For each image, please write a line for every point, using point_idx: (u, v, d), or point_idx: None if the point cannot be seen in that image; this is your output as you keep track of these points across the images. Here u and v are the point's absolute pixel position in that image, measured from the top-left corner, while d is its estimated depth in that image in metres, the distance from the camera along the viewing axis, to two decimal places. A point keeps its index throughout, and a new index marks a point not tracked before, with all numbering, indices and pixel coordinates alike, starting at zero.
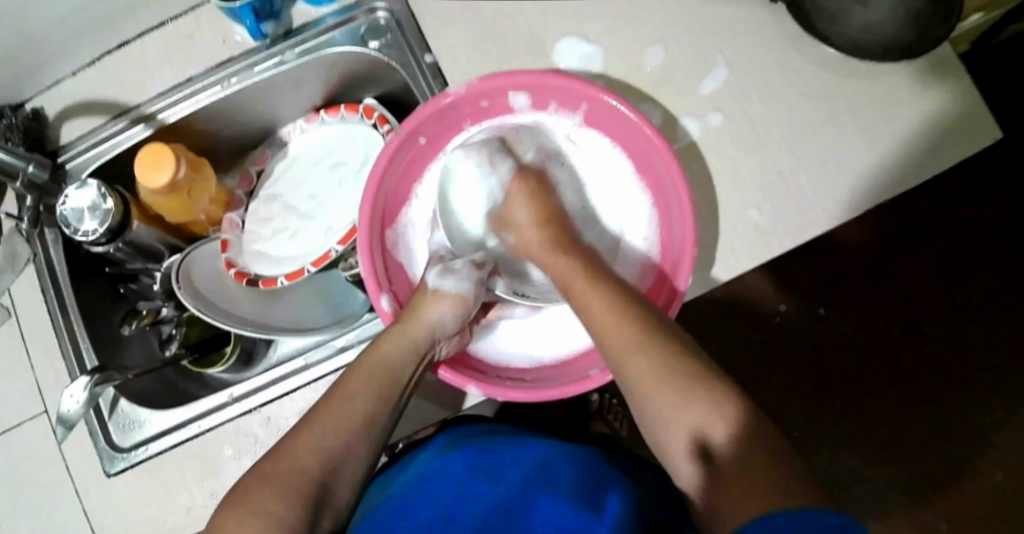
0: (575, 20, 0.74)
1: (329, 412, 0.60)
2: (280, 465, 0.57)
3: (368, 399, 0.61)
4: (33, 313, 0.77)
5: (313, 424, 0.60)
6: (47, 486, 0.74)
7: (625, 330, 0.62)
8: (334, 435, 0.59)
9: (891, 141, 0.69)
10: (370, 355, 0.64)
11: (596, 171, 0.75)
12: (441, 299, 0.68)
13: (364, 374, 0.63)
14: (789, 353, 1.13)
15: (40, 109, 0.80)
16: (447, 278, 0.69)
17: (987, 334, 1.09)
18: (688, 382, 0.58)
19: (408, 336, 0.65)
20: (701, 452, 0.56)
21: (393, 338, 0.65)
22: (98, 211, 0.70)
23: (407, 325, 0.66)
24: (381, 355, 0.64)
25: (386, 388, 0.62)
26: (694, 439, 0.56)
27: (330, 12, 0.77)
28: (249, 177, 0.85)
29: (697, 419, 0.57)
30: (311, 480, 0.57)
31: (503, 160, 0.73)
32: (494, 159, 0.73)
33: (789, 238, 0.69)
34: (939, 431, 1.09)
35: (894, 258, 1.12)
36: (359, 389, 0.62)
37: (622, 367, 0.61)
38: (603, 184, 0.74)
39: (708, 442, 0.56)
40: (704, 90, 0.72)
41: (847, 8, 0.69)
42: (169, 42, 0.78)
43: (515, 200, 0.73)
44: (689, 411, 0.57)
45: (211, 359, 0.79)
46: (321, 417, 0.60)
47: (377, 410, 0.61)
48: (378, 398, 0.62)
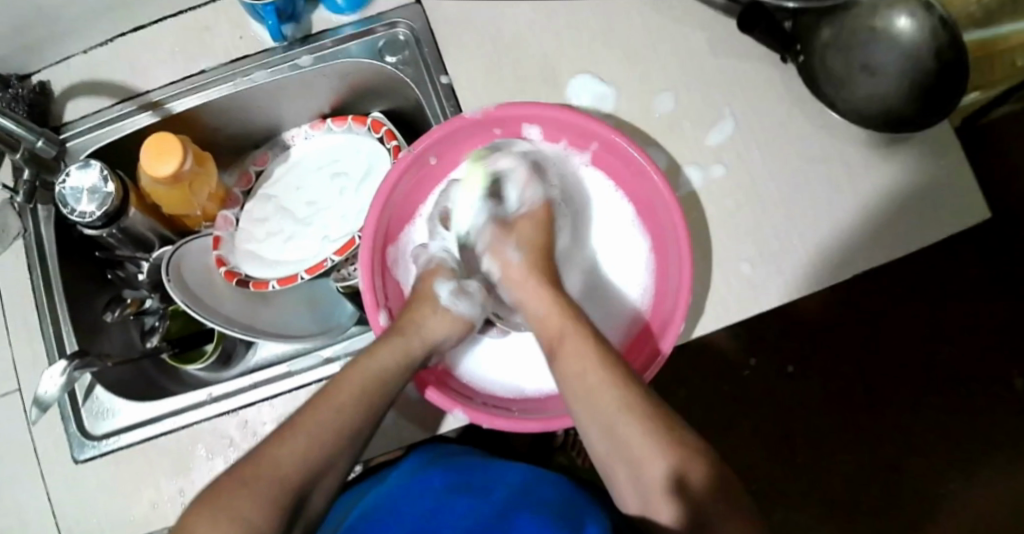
0: (591, 59, 0.75)
1: (311, 422, 0.60)
2: (260, 472, 0.57)
3: (347, 416, 0.62)
4: (15, 288, 0.76)
5: (294, 433, 0.59)
6: (10, 467, 0.72)
7: (600, 369, 0.63)
8: (316, 446, 0.59)
9: (885, 212, 0.71)
10: (356, 367, 0.64)
11: (599, 212, 0.76)
12: (441, 319, 0.71)
13: (348, 387, 0.63)
14: (761, 402, 1.15)
15: (46, 83, 0.79)
16: (460, 299, 0.73)
17: (952, 403, 1.12)
18: (666, 425, 0.60)
19: (397, 351, 0.66)
20: (674, 494, 0.58)
21: (381, 353, 0.65)
22: (98, 193, 0.70)
23: (397, 341, 0.66)
24: (368, 369, 0.64)
25: (371, 403, 0.63)
26: (667, 481, 0.58)
27: (350, 22, 0.77)
28: (248, 176, 0.85)
29: (675, 463, 0.58)
30: (290, 491, 0.57)
31: (536, 185, 0.75)
32: (530, 180, 0.75)
33: (778, 296, 0.70)
34: (895, 493, 1.12)
35: (873, 318, 1.14)
36: (343, 401, 0.62)
37: (595, 406, 0.62)
38: (605, 226, 0.76)
39: (681, 485, 0.58)
40: (709, 141, 0.73)
41: (856, 77, 0.71)
42: (185, 32, 0.78)
43: (529, 222, 0.75)
44: (667, 456, 0.59)
45: (191, 356, 0.79)
46: (299, 430, 0.60)
47: (359, 425, 0.62)
48: (361, 414, 0.62)
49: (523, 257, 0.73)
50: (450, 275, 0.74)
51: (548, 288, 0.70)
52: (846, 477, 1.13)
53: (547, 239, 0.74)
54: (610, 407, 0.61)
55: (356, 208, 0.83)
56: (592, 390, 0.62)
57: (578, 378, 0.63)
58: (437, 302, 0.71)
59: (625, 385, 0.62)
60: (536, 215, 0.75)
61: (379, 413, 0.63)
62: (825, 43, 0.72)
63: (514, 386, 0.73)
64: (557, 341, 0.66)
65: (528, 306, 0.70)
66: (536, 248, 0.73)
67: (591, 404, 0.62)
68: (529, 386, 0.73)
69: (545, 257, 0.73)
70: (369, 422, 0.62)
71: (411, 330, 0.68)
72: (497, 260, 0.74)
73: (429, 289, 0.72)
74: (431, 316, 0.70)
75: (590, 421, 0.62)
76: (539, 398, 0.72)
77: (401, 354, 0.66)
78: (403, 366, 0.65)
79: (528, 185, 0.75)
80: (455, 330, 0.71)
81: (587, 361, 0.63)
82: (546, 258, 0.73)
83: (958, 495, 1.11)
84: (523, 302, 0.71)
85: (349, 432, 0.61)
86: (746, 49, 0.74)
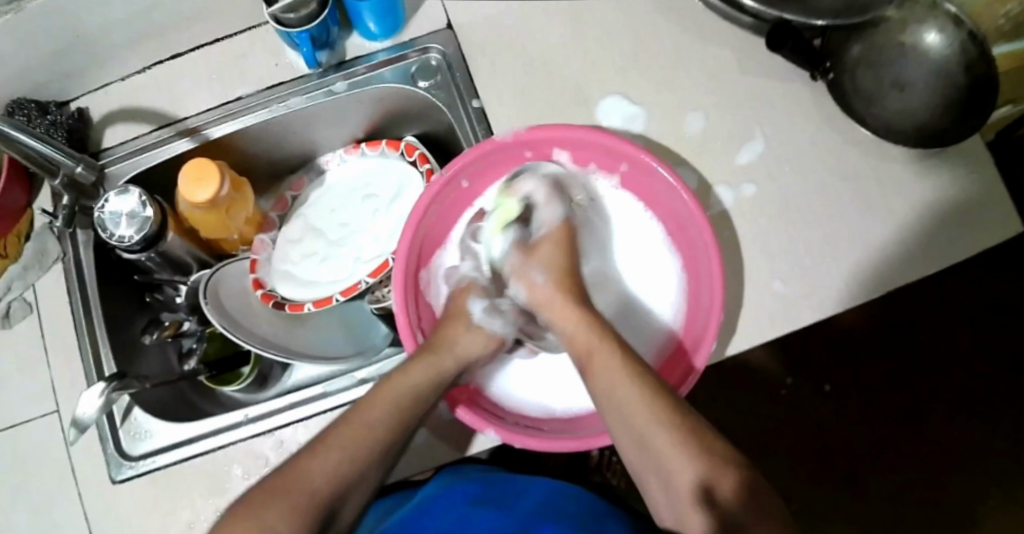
0: (619, 80, 0.75)
1: (345, 434, 0.61)
2: (293, 483, 0.57)
3: (384, 426, 0.62)
4: (55, 311, 0.77)
5: (326, 445, 0.60)
6: (50, 489, 0.73)
7: (633, 387, 0.62)
8: (348, 459, 0.59)
9: (918, 228, 0.70)
10: (390, 383, 0.64)
11: (628, 234, 0.77)
12: (479, 333, 0.72)
13: (382, 401, 0.63)
14: (792, 422, 1.14)
15: (85, 110, 0.80)
16: (494, 317, 0.74)
17: (986, 422, 1.11)
18: (698, 437, 0.60)
19: (432, 368, 0.66)
20: (706, 502, 0.58)
21: (415, 369, 0.65)
22: (136, 218, 0.71)
23: (431, 359, 0.67)
24: (401, 384, 0.64)
25: (403, 419, 0.63)
26: (701, 490, 0.58)
27: (383, 48, 0.79)
28: (284, 201, 0.87)
29: (706, 473, 0.58)
30: (321, 503, 0.57)
31: (559, 203, 0.75)
32: (551, 197, 0.74)
33: (810, 314, 0.69)
34: (931, 514, 1.11)
35: (903, 336, 1.13)
36: (377, 414, 0.62)
37: (629, 424, 0.61)
38: (634, 246, 0.77)
39: (713, 495, 0.58)
40: (739, 159, 0.73)
41: (885, 92, 0.72)
42: (220, 59, 0.80)
43: (549, 244, 0.75)
44: (699, 466, 0.59)
45: (227, 378, 0.82)
46: (337, 440, 0.60)
47: (391, 440, 0.62)
48: (394, 427, 0.62)
49: (548, 284, 0.73)
50: (482, 292, 0.75)
51: (581, 316, 0.69)
52: (879, 498, 1.12)
53: (571, 262, 0.74)
54: (644, 427, 0.61)
55: (387, 230, 0.84)
56: (624, 407, 0.62)
57: (609, 394, 0.63)
58: (471, 320, 0.72)
59: (650, 391, 0.62)
60: (558, 234, 0.75)
61: (411, 429, 0.63)
62: (856, 59, 0.73)
63: (543, 406, 0.74)
64: (590, 361, 0.66)
65: (558, 324, 0.71)
66: (559, 274, 0.73)
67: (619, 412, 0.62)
68: (557, 405, 0.74)
69: (568, 279, 0.73)
70: (400, 438, 0.62)
71: (444, 346, 0.68)
72: (522, 283, 0.74)
73: (462, 306, 0.74)
74: (462, 334, 0.71)
75: (623, 435, 0.62)
76: (571, 418, 0.72)
77: (434, 370, 0.66)
78: (435, 382, 0.66)
79: (546, 205, 0.75)
80: (488, 349, 0.72)
81: (617, 379, 0.63)
82: (569, 278, 0.73)
83: (992, 517, 1.09)
84: (556, 325, 0.71)
85: (382, 446, 0.61)
86: (774, 68, 0.75)
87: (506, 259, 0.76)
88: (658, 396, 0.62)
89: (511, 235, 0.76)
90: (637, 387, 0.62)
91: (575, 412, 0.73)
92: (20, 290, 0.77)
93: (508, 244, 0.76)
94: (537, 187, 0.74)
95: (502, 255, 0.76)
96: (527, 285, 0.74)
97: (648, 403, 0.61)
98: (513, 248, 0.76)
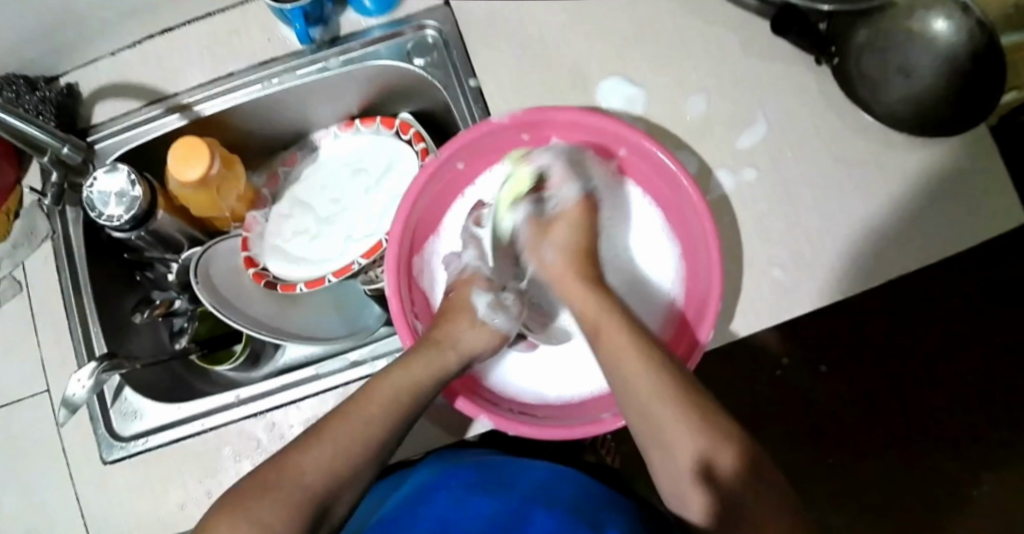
0: (620, 61, 0.74)
1: (342, 429, 0.61)
2: (282, 477, 0.58)
3: (382, 421, 0.62)
4: (45, 290, 0.76)
5: (321, 439, 0.60)
6: (42, 470, 0.73)
7: (635, 361, 0.63)
8: (342, 454, 0.60)
9: (921, 217, 0.69)
10: (390, 377, 0.64)
11: (637, 218, 0.76)
12: (485, 331, 0.71)
13: (379, 396, 0.62)
14: (786, 404, 1.14)
15: (74, 86, 0.78)
16: (497, 312, 0.73)
17: (978, 406, 1.12)
18: (701, 407, 0.61)
19: (432, 365, 0.65)
20: (707, 476, 0.59)
21: (415, 364, 0.65)
22: (125, 197, 0.70)
23: (432, 354, 0.66)
24: (401, 380, 0.63)
25: (400, 414, 0.62)
26: (703, 462, 0.59)
27: (378, 24, 0.77)
28: (277, 176, 0.85)
29: (707, 447, 0.59)
30: (314, 497, 0.58)
31: (574, 184, 0.73)
32: (566, 177, 0.73)
33: (809, 303, 0.69)
34: (920, 496, 1.12)
35: (898, 320, 1.14)
36: (374, 410, 0.62)
37: (638, 409, 0.62)
38: (642, 230, 0.76)
39: (714, 468, 0.59)
40: (741, 145, 0.72)
41: (890, 79, 0.70)
42: (211, 33, 0.78)
43: (564, 224, 0.74)
44: (700, 440, 0.59)
45: (219, 356, 0.80)
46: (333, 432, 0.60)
47: (388, 437, 0.61)
48: (391, 425, 0.62)
49: (558, 258, 0.73)
50: (486, 286, 0.74)
51: (589, 292, 0.69)
52: (870, 480, 1.13)
53: (587, 243, 0.73)
54: (647, 400, 0.61)
55: (380, 208, 0.83)
56: (635, 383, 0.62)
57: (616, 367, 0.64)
58: (473, 316, 0.71)
59: (656, 364, 0.62)
60: (574, 212, 0.74)
61: (408, 425, 0.63)
62: (861, 44, 0.71)
63: (535, 392, 0.74)
64: (601, 335, 0.66)
65: (569, 300, 0.71)
66: (572, 251, 0.73)
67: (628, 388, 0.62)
68: (549, 392, 0.74)
69: (584, 259, 0.72)
70: (397, 434, 0.62)
71: (445, 342, 0.67)
72: (534, 259, 0.75)
73: (465, 299, 0.73)
74: (465, 331, 0.70)
75: (629, 410, 0.62)
76: (566, 405, 0.72)
77: (435, 367, 0.65)
78: (436, 378, 0.65)
79: (563, 183, 0.73)
80: (492, 342, 0.71)
81: (627, 347, 0.64)
82: (584, 259, 0.73)
83: (979, 498, 1.11)
84: (569, 298, 0.71)
85: (378, 442, 0.61)
86: (779, 52, 0.73)
87: (518, 229, 0.76)
88: (663, 364, 0.62)
89: (523, 212, 0.76)
90: (646, 359, 0.62)
91: (567, 399, 0.73)
92: (10, 268, 0.77)
93: (522, 216, 0.76)
94: (552, 161, 0.72)
95: (515, 227, 0.76)
96: (537, 260, 0.74)
97: (653, 373, 0.62)
98: (525, 221, 0.76)
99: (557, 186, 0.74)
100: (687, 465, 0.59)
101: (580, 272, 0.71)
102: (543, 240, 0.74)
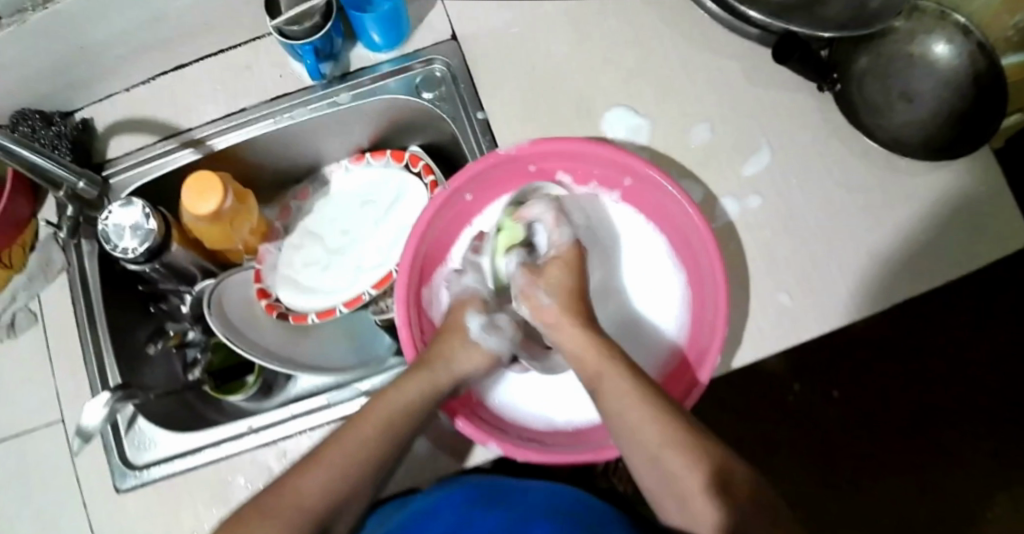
0: (625, 91, 0.75)
1: (337, 449, 0.62)
2: (282, 498, 0.59)
3: (376, 442, 0.63)
4: (61, 322, 0.77)
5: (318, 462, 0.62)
6: (57, 500, 0.73)
7: (641, 406, 0.62)
8: (340, 474, 0.61)
9: (927, 240, 0.70)
10: (386, 397, 0.65)
11: (636, 258, 0.76)
12: (473, 354, 0.70)
13: (375, 417, 0.64)
14: (798, 429, 1.14)
15: (89, 121, 0.80)
16: (491, 335, 0.72)
17: (993, 430, 1.11)
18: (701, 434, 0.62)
19: (424, 385, 0.66)
20: (717, 497, 0.59)
21: (409, 385, 0.66)
22: (140, 230, 0.71)
23: (425, 375, 0.67)
24: (396, 399, 0.65)
25: (396, 435, 0.64)
26: (711, 484, 0.60)
27: (388, 59, 0.78)
28: (289, 210, 0.87)
29: (713, 469, 0.60)
30: (317, 515, 0.60)
31: (566, 228, 0.73)
32: (558, 222, 0.72)
33: (816, 327, 0.69)
34: (937, 522, 1.10)
35: (909, 343, 1.13)
36: (368, 429, 0.63)
37: (644, 447, 0.61)
38: (639, 270, 0.76)
39: (723, 489, 0.60)
40: (745, 171, 0.73)
41: (892, 104, 0.72)
42: (223, 69, 0.80)
43: (558, 267, 0.71)
44: (711, 464, 0.60)
45: (231, 387, 0.82)
46: (330, 451, 0.62)
47: (383, 457, 0.63)
48: (388, 443, 0.63)
49: (555, 300, 0.70)
50: (481, 307, 0.73)
51: (584, 336, 0.68)
52: (886, 505, 1.11)
53: (580, 282, 0.71)
54: (655, 443, 0.61)
55: (389, 239, 0.84)
56: (637, 430, 0.62)
57: (618, 411, 0.63)
58: (466, 336, 0.71)
59: (659, 410, 0.62)
60: (568, 257, 0.71)
61: (404, 446, 0.64)
62: (863, 70, 0.73)
63: (545, 419, 0.73)
64: (599, 384, 0.65)
65: (561, 338, 0.69)
66: (566, 291, 0.70)
67: (633, 435, 0.62)
68: (559, 418, 0.74)
69: (578, 297, 0.70)
70: (393, 453, 0.63)
71: (439, 363, 0.68)
72: (528, 305, 0.71)
73: (459, 321, 0.72)
74: (459, 350, 0.70)
75: (632, 451, 0.62)
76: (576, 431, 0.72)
77: (428, 386, 0.66)
78: (429, 399, 0.66)
79: (555, 228, 0.73)
80: (482, 367, 0.71)
81: (627, 399, 0.63)
82: (580, 300, 0.70)
83: (997, 524, 1.09)
84: (563, 343, 0.69)
85: (374, 461, 0.62)
86: (782, 80, 0.74)
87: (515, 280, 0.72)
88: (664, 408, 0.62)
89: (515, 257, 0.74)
90: (647, 407, 0.62)
91: (577, 425, 0.73)
92: (26, 300, 0.78)
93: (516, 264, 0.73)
94: (545, 212, 0.72)
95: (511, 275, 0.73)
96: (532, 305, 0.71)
97: (656, 421, 0.62)
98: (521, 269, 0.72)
99: (548, 231, 0.73)
100: (695, 488, 0.60)
101: (579, 316, 0.69)
102: (536, 280, 0.71)
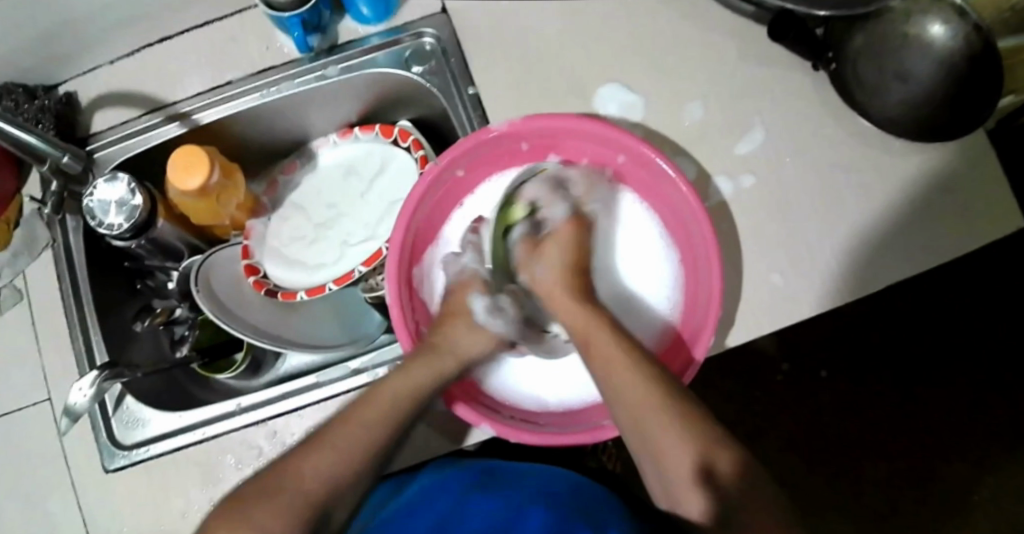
0: (619, 68, 0.74)
1: (340, 434, 0.60)
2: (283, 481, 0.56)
3: (376, 428, 0.61)
4: (46, 299, 0.76)
5: (320, 446, 0.59)
6: (44, 477, 0.73)
7: (634, 375, 0.62)
8: (340, 458, 0.59)
9: (921, 220, 0.70)
10: (387, 383, 0.64)
11: (632, 246, 0.76)
12: (476, 334, 0.71)
13: (377, 402, 0.63)
14: (786, 411, 1.14)
15: (72, 94, 0.79)
16: (497, 318, 0.73)
17: (980, 413, 1.12)
18: (691, 417, 0.60)
19: (432, 368, 0.66)
20: (709, 481, 0.57)
21: (415, 371, 0.65)
22: (125, 206, 0.70)
23: (431, 359, 0.66)
24: (398, 385, 0.64)
25: (399, 419, 0.62)
26: (701, 468, 0.58)
27: (376, 32, 0.77)
28: (276, 185, 0.86)
29: (704, 453, 0.58)
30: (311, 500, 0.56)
31: (560, 201, 0.73)
32: (552, 199, 0.73)
33: (807, 308, 0.69)
34: (923, 503, 1.11)
35: (896, 326, 1.14)
36: (371, 415, 0.62)
37: (634, 420, 0.61)
38: (633, 253, 0.76)
39: (716, 472, 0.57)
40: (740, 150, 0.72)
41: (888, 84, 0.70)
42: (209, 43, 0.78)
43: (557, 244, 0.72)
44: (694, 444, 0.58)
45: (220, 365, 0.80)
46: (332, 436, 0.60)
47: (385, 444, 0.61)
48: (388, 430, 0.61)
49: (549, 275, 0.71)
50: (483, 288, 0.74)
51: (586, 307, 0.68)
52: (873, 486, 1.13)
53: (579, 260, 0.72)
54: (643, 413, 0.60)
55: (378, 215, 0.84)
56: (631, 399, 0.61)
57: (610, 379, 0.63)
58: (471, 319, 0.72)
59: (654, 384, 0.61)
60: (565, 232, 0.72)
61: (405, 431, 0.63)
62: (857, 50, 0.71)
63: (537, 399, 0.74)
64: (589, 344, 0.66)
65: (560, 312, 0.70)
66: (562, 269, 0.71)
67: (625, 406, 0.61)
68: (550, 399, 0.74)
69: (579, 275, 0.71)
70: (392, 437, 0.62)
71: (443, 346, 0.68)
72: (527, 275, 0.73)
73: (463, 303, 0.73)
74: (463, 333, 0.70)
75: (626, 422, 0.61)
76: (568, 412, 0.72)
77: (432, 370, 0.65)
78: (436, 382, 0.65)
79: (551, 205, 0.73)
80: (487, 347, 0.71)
81: (621, 371, 0.63)
82: (580, 277, 0.71)
83: (983, 505, 1.11)
84: (563, 318, 0.69)
85: (375, 447, 0.60)
86: (777, 57, 0.73)
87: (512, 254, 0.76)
88: (655, 379, 0.61)
89: (523, 227, 0.75)
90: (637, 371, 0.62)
91: (568, 404, 0.73)
92: (10, 277, 0.77)
93: (518, 236, 0.75)
94: (542, 193, 0.73)
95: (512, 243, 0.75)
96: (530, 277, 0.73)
97: (648, 389, 0.61)
98: (522, 239, 0.75)
99: (546, 209, 0.74)
100: (686, 473, 0.58)
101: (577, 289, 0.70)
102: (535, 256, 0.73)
